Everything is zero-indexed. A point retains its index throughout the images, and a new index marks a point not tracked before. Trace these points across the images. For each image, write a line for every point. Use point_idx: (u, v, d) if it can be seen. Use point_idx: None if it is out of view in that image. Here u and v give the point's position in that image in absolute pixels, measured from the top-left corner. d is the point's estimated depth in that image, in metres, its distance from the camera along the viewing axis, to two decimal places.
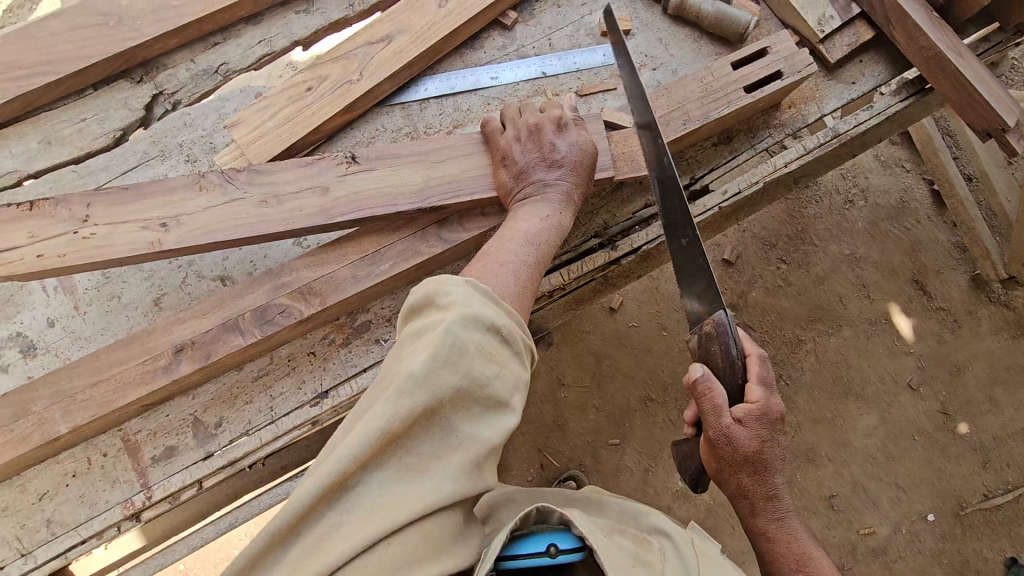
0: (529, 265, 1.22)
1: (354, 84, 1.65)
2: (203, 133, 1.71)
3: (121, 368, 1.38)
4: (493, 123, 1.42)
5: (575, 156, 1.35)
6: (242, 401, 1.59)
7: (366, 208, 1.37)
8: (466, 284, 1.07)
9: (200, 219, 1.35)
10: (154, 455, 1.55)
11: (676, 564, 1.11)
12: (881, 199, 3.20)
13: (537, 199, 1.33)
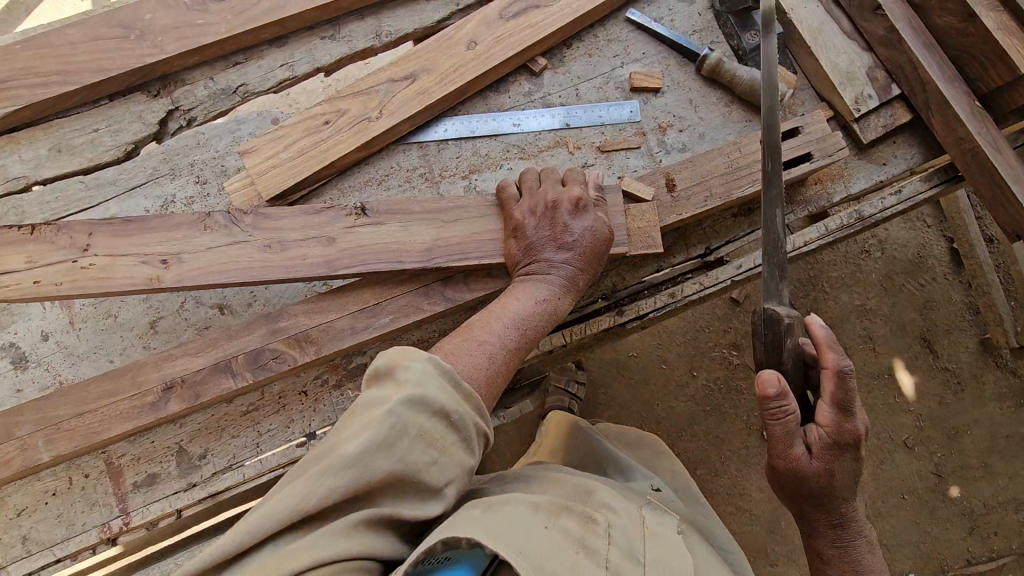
0: (509, 348, 1.19)
1: (373, 122, 1.61)
2: (215, 155, 1.67)
3: (111, 399, 1.38)
4: (510, 189, 1.39)
5: (586, 242, 1.34)
6: (228, 435, 1.58)
7: (371, 263, 1.35)
8: (429, 358, 1.04)
9: (200, 260, 1.33)
10: (134, 480, 1.55)
11: (620, 546, 1.07)
12: (898, 251, 3.06)
13: (540, 278, 1.31)
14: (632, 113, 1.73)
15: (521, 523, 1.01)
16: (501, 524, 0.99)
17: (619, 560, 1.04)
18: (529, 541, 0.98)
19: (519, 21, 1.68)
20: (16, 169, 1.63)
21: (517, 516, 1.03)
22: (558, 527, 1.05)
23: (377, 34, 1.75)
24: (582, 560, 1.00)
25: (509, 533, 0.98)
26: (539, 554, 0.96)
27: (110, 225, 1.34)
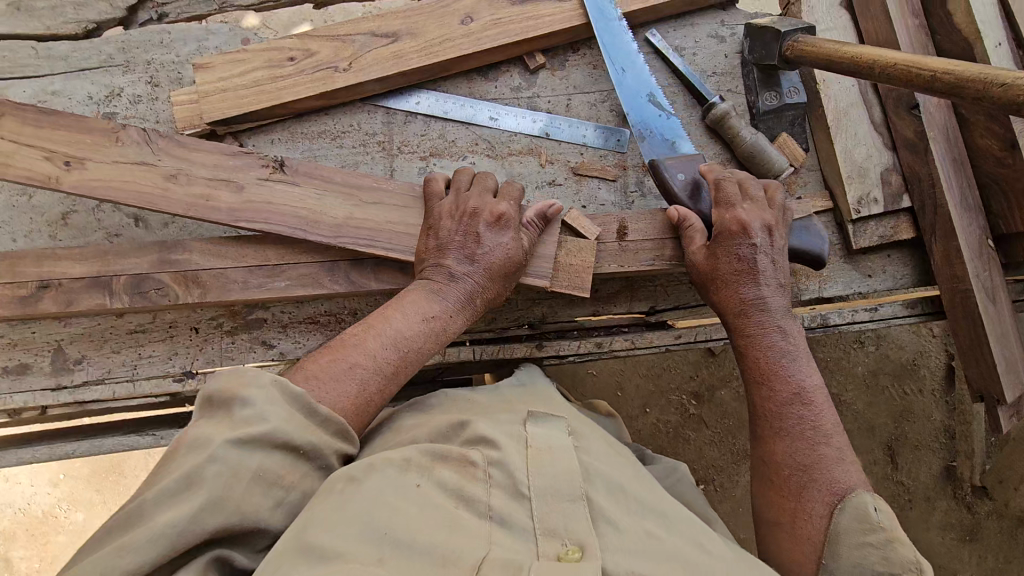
0: (382, 371, 1.10)
1: (338, 73, 1.50)
2: (174, 60, 1.58)
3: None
4: (436, 184, 1.31)
5: (497, 260, 1.25)
6: (110, 347, 1.50)
7: (272, 224, 1.27)
8: (272, 383, 0.96)
9: (100, 170, 1.26)
10: (6, 366, 1.48)
11: (503, 490, 0.95)
12: (893, 351, 2.63)
13: (440, 294, 1.21)
14: (619, 142, 1.62)
15: (375, 501, 0.88)
16: (347, 512, 0.86)
17: (506, 502, 0.94)
18: (386, 527, 0.86)
19: (523, 10, 1.54)
20: None
21: (380, 468, 0.91)
22: (432, 482, 0.94)
23: None
24: (461, 515, 0.91)
25: (356, 520, 0.85)
26: (399, 543, 0.85)
27: (19, 107, 1.26)
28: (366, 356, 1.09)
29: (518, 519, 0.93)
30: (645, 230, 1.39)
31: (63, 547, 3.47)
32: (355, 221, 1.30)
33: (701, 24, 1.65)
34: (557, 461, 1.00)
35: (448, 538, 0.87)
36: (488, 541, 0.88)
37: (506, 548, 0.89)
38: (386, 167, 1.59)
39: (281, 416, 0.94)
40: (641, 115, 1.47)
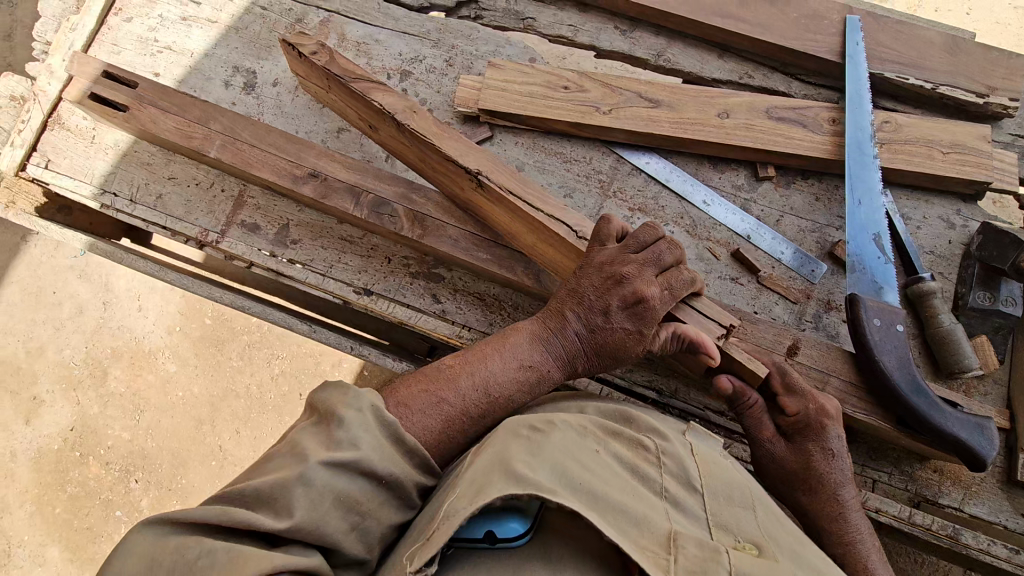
0: (473, 405, 1.22)
1: (598, 113, 1.71)
2: (474, 52, 1.87)
3: (261, 145, 1.61)
4: (605, 234, 1.32)
5: (619, 338, 1.28)
6: (322, 242, 1.77)
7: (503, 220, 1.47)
8: (368, 407, 1.09)
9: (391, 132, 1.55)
10: (243, 220, 1.79)
11: (675, 475, 1.17)
12: None
13: (546, 348, 1.30)
14: (813, 273, 1.67)
15: (574, 453, 1.10)
16: (553, 455, 1.07)
17: (675, 488, 1.15)
18: (585, 474, 1.06)
19: (776, 126, 1.67)
20: None
21: (575, 437, 1.14)
22: (609, 453, 1.16)
23: (657, 54, 1.83)
24: (638, 484, 1.13)
25: (563, 464, 1.07)
26: (598, 491, 1.04)
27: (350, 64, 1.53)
28: (456, 397, 1.22)
29: (686, 502, 1.13)
30: (815, 357, 1.43)
31: (147, 386, 3.89)
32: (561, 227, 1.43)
33: (936, 204, 1.68)
34: (712, 472, 1.22)
35: (637, 503, 1.07)
36: (665, 512, 1.09)
37: (681, 523, 1.09)
38: (595, 204, 1.76)
39: (371, 443, 1.06)
40: (861, 249, 1.48)
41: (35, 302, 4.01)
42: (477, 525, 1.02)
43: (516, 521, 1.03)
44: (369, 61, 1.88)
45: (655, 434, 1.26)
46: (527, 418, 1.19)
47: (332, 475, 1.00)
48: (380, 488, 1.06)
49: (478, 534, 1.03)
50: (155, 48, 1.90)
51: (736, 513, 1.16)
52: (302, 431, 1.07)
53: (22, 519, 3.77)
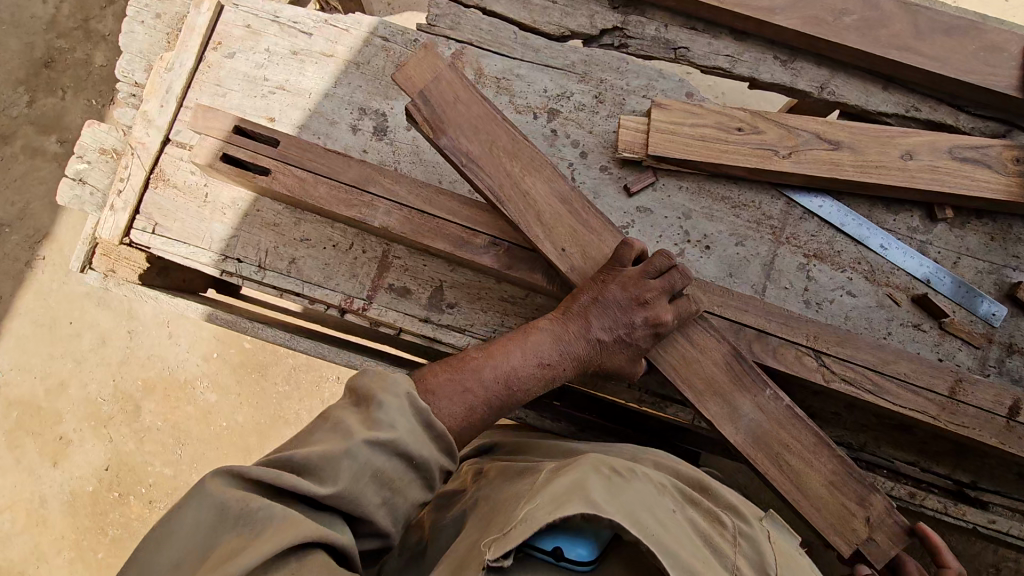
0: (487, 404, 1.22)
1: (777, 158, 1.61)
2: (625, 87, 1.73)
3: (428, 210, 1.44)
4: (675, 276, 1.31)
5: (608, 347, 1.31)
6: (482, 305, 1.62)
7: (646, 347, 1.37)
8: (405, 393, 1.11)
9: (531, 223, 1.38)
10: (391, 283, 1.62)
11: (750, 558, 1.12)
12: None
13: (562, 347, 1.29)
14: (992, 315, 1.64)
15: (648, 504, 1.11)
16: (628, 492, 1.11)
17: (745, 571, 1.09)
18: (656, 521, 1.06)
19: (960, 167, 1.61)
20: None
21: (656, 493, 1.15)
22: (684, 510, 1.16)
23: (820, 86, 1.73)
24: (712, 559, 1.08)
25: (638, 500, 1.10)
26: (662, 526, 1.06)
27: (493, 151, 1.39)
28: (473, 383, 1.21)
29: None
30: None
31: (186, 418, 3.65)
32: (684, 357, 1.34)
33: None
34: (788, 562, 1.15)
35: (701, 565, 1.03)
36: None
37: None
38: (769, 252, 1.67)
39: (406, 428, 1.08)
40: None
41: (50, 335, 3.70)
42: (548, 538, 1.06)
43: (584, 547, 1.07)
44: (513, 98, 1.71)
45: (735, 514, 1.23)
46: (609, 459, 1.22)
47: (373, 453, 1.03)
48: (412, 470, 1.08)
49: (546, 546, 1.06)
50: (266, 89, 1.68)
51: None
52: (343, 412, 1.10)
53: (61, 566, 3.56)
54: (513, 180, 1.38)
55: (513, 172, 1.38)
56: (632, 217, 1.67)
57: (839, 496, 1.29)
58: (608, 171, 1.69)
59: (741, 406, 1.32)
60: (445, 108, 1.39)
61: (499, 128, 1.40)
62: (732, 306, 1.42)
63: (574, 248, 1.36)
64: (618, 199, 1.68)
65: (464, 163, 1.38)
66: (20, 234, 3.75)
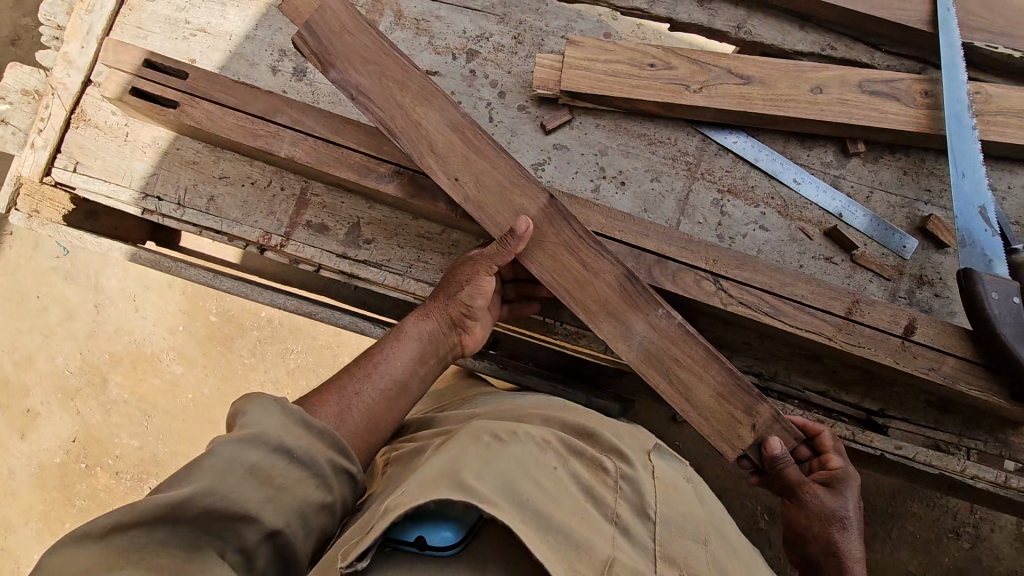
0: (378, 403, 1.26)
1: (687, 92, 1.62)
2: (543, 29, 1.75)
3: (333, 140, 1.46)
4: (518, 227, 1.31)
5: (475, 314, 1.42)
6: (399, 241, 1.64)
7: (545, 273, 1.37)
8: (271, 403, 1.07)
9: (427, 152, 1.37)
10: (308, 220, 1.64)
11: (631, 499, 1.17)
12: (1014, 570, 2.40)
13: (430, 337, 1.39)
14: (903, 248, 1.66)
15: (523, 467, 1.10)
16: (500, 461, 1.10)
17: (626, 515, 1.13)
18: (532, 484, 1.08)
19: (869, 99, 1.63)
20: None
21: (536, 455, 1.15)
22: (566, 467, 1.17)
23: (737, 26, 1.75)
24: (590, 510, 1.11)
25: (511, 474, 1.08)
26: (536, 491, 1.07)
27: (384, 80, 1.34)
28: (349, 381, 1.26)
29: (639, 535, 1.11)
30: (930, 336, 1.43)
31: (153, 390, 3.68)
32: (581, 282, 1.35)
33: (1020, 174, 1.69)
34: (671, 499, 1.20)
35: (575, 522, 1.07)
36: (610, 540, 1.07)
37: (626, 549, 1.07)
38: (683, 188, 1.68)
39: (280, 426, 1.03)
40: (967, 223, 1.50)
41: (18, 310, 3.74)
42: (411, 530, 1.00)
43: (449, 529, 1.01)
44: (432, 40, 1.74)
45: (618, 455, 1.25)
46: (492, 426, 1.22)
47: (244, 449, 0.96)
48: (297, 463, 1.02)
49: (408, 538, 1.00)
50: (187, 31, 1.70)
51: (686, 545, 1.14)
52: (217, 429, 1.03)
53: (30, 537, 3.60)
54: (405, 112, 1.34)
55: (404, 103, 1.34)
56: (548, 153, 1.69)
57: (728, 406, 1.34)
58: (525, 110, 1.71)
59: (634, 325, 1.34)
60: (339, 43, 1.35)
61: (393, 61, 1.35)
62: (632, 231, 1.44)
63: (466, 175, 1.36)
64: (535, 137, 1.70)
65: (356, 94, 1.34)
66: None
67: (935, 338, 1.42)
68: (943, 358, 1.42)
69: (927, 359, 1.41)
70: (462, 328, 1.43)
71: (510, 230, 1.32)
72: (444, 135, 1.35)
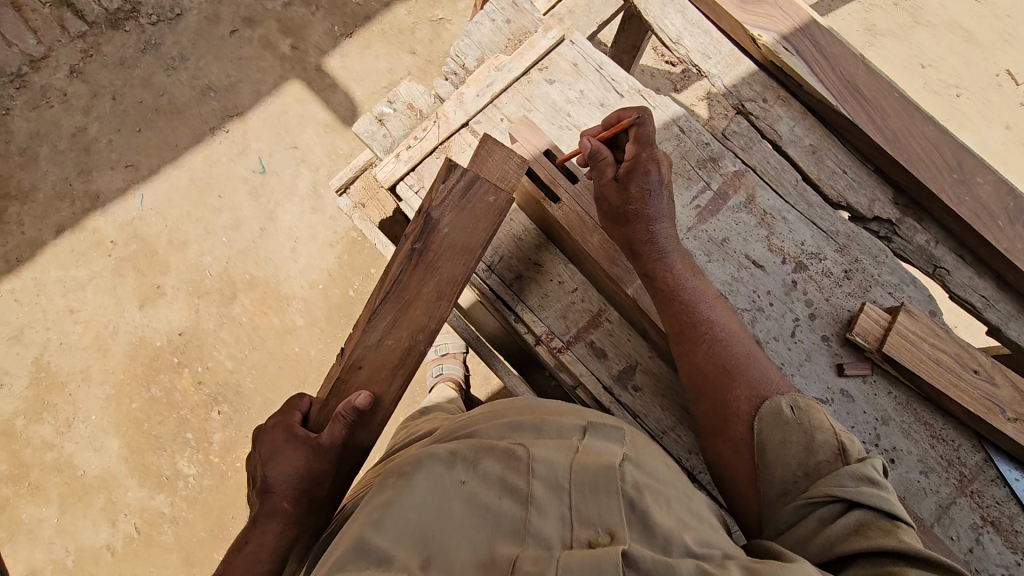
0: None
1: (1002, 417, 1.56)
2: (874, 274, 1.72)
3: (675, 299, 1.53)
4: (355, 398, 1.52)
5: (297, 486, 1.54)
6: (664, 402, 1.64)
7: (281, 471, 1.54)
8: None
9: (406, 339, 1.58)
10: (592, 340, 1.66)
11: (543, 479, 1.33)
12: None
13: (274, 532, 1.52)
14: None
15: (419, 504, 1.29)
16: (406, 506, 1.28)
17: (539, 493, 1.30)
18: (426, 521, 1.26)
19: None
20: (782, 129, 1.82)
21: (431, 479, 1.34)
22: (476, 477, 1.35)
23: None
24: (504, 506, 1.29)
25: (471, 538, 1.23)
26: (488, 516, 1.27)
27: (429, 259, 1.56)
28: None
29: (551, 509, 1.28)
30: None
31: (268, 328, 3.79)
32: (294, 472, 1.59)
33: None
34: (582, 466, 1.35)
35: (476, 522, 1.26)
36: (523, 527, 1.24)
37: (537, 524, 1.25)
38: (948, 496, 1.59)
39: None
40: None
41: (197, 197, 3.95)
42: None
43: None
44: (770, 236, 1.74)
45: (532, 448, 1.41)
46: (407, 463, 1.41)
47: None
48: None
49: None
50: (564, 123, 1.78)
51: (601, 501, 1.28)
52: None
53: (97, 397, 3.72)
54: (441, 292, 1.57)
55: (442, 283, 1.57)
56: (833, 395, 1.64)
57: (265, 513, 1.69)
58: (827, 342, 1.67)
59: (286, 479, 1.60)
60: (473, 190, 1.54)
61: (464, 262, 1.56)
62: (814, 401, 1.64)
63: (365, 369, 1.58)
64: (826, 372, 1.65)
65: (424, 250, 1.56)
66: (219, 103, 4.06)
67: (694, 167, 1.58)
68: (638, 150, 1.54)
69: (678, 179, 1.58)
70: (297, 495, 1.54)
71: (349, 405, 1.51)
72: (399, 342, 1.58)
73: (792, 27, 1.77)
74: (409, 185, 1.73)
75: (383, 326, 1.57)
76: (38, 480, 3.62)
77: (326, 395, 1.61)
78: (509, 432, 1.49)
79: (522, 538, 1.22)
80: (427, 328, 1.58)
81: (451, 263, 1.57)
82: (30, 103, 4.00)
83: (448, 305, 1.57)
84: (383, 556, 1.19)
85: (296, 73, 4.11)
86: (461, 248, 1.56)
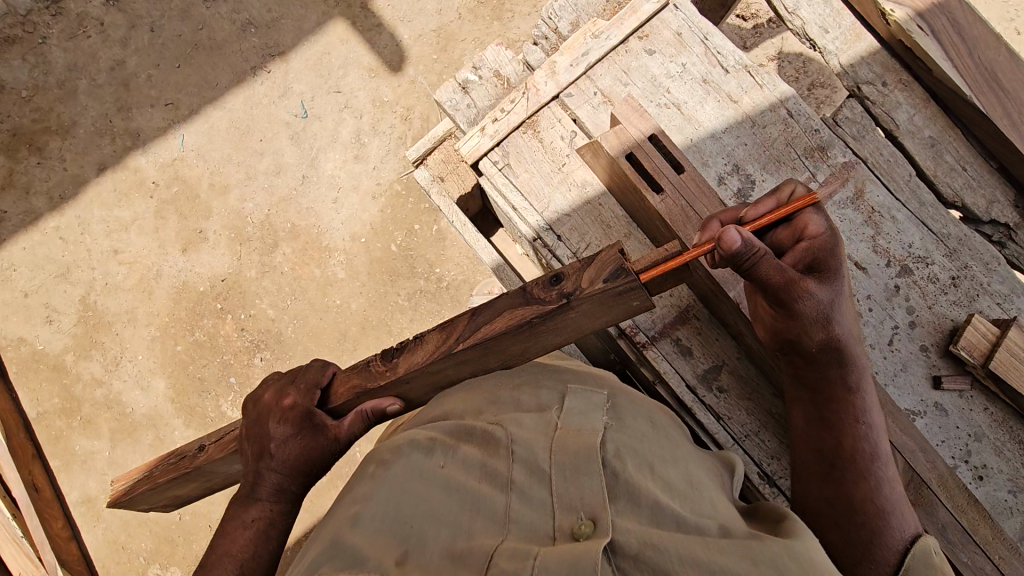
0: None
1: None
2: (987, 282, 1.61)
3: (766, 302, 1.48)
4: (387, 404, 1.45)
5: (307, 467, 1.44)
6: (748, 406, 1.59)
7: (291, 451, 1.42)
8: None
9: (466, 367, 1.42)
10: (678, 338, 1.62)
11: (526, 466, 1.19)
12: None
13: (272, 508, 1.43)
14: None
15: (394, 493, 1.19)
16: (381, 498, 1.19)
17: (519, 478, 1.19)
18: (404, 514, 1.16)
19: None
20: (900, 118, 1.70)
21: (409, 468, 1.23)
22: (454, 462, 1.24)
23: None
24: (481, 491, 1.18)
25: (449, 524, 1.13)
26: (464, 501, 1.17)
27: (535, 330, 1.28)
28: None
29: (534, 494, 1.16)
30: None
31: (309, 279, 3.76)
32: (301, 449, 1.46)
33: None
34: (564, 441, 1.23)
35: (455, 512, 1.15)
36: (505, 517, 1.13)
37: (518, 513, 1.14)
38: None
39: None
40: None
41: (238, 139, 3.84)
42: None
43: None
44: (877, 236, 1.62)
45: (511, 422, 1.28)
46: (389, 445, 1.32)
47: None
48: None
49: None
50: (662, 100, 1.63)
51: (584, 483, 1.16)
52: None
53: (143, 337, 3.77)
54: (529, 348, 1.35)
55: (535, 343, 1.33)
56: (926, 408, 1.56)
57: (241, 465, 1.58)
58: (926, 353, 1.58)
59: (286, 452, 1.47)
60: (627, 293, 1.20)
61: (568, 338, 1.32)
62: (869, 401, 1.43)
63: (415, 382, 1.42)
64: (922, 386, 1.57)
65: (538, 324, 1.26)
66: (260, 40, 3.87)
67: (822, 220, 1.36)
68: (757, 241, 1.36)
69: (799, 259, 1.38)
70: (300, 477, 1.44)
71: (379, 410, 1.44)
72: (463, 371, 1.42)
73: (928, 3, 1.65)
74: (492, 163, 1.64)
75: (455, 360, 1.36)
76: (90, 415, 3.73)
77: (360, 381, 1.44)
78: (486, 406, 1.36)
79: (504, 527, 1.12)
80: (494, 365, 1.42)
81: (553, 332, 1.30)
82: (67, 32, 3.86)
83: (528, 358, 1.40)
84: (355, 553, 1.10)
85: (339, 9, 3.91)
86: (568, 327, 1.30)
